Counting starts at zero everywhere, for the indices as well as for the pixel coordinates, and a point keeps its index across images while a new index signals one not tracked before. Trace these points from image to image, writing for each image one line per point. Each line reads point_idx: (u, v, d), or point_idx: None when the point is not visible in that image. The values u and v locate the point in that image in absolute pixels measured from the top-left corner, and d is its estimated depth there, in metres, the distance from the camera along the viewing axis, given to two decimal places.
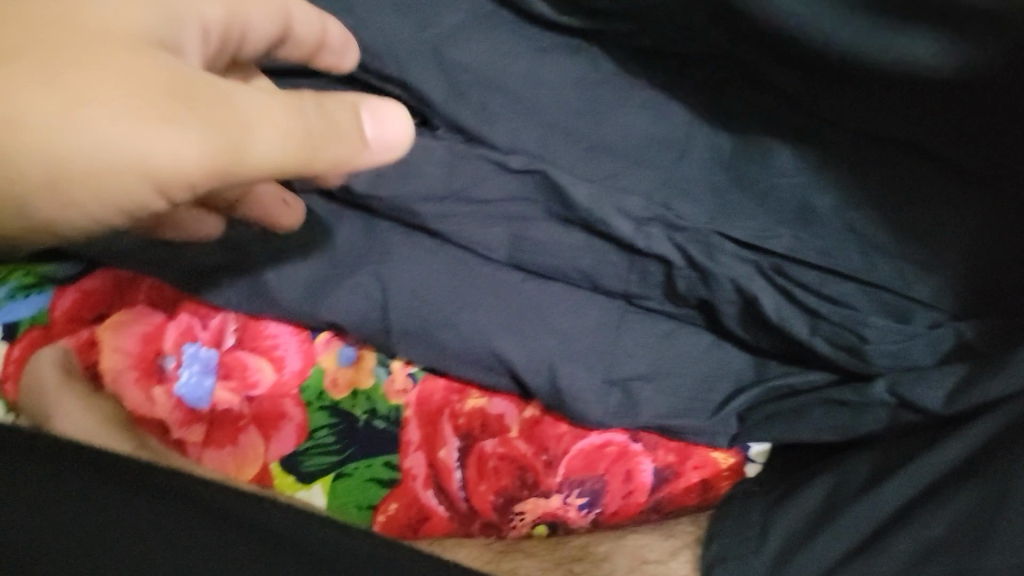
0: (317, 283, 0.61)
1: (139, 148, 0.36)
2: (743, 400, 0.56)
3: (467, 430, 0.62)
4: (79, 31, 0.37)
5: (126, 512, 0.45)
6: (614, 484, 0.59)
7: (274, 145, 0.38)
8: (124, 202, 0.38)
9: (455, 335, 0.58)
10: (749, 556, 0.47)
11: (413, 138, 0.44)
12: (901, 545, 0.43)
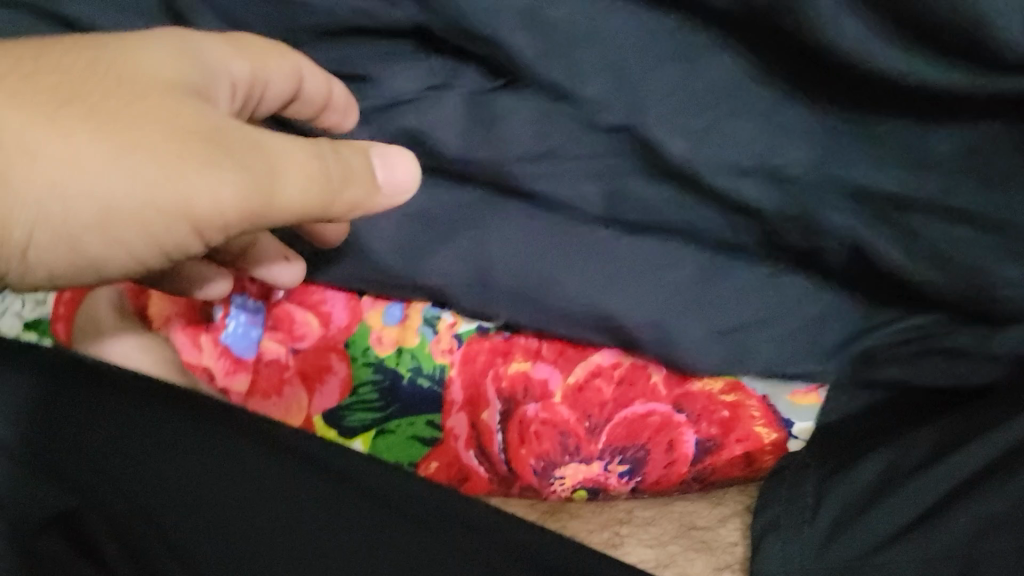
0: (405, 242, 0.60)
1: (184, 194, 0.41)
2: (862, 343, 0.58)
3: (510, 393, 0.61)
4: (129, 79, 0.42)
5: (203, 438, 0.47)
6: (657, 455, 0.59)
7: (297, 191, 0.44)
8: (166, 244, 0.44)
9: (562, 295, 0.58)
10: (802, 526, 0.48)
11: (419, 184, 0.50)
12: (963, 519, 0.44)
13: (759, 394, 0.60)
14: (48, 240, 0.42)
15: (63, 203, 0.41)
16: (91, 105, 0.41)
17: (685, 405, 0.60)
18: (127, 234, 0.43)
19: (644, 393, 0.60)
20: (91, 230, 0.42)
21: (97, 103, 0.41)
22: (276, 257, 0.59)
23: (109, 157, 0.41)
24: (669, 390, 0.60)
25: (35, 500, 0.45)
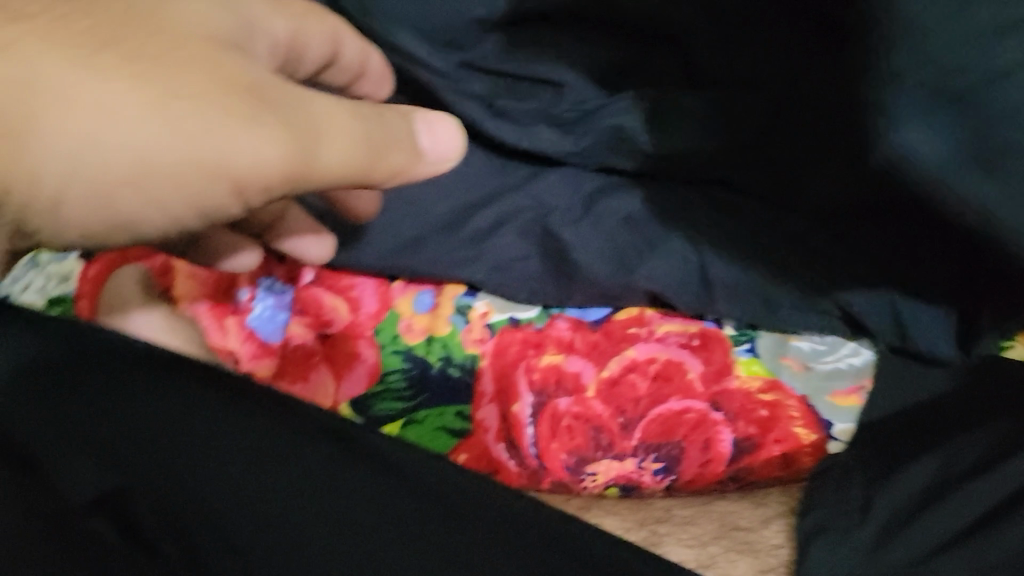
0: (441, 220, 0.62)
1: (224, 149, 0.39)
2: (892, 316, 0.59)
3: (542, 386, 0.60)
4: (161, 28, 0.39)
5: (240, 431, 0.45)
6: (693, 452, 0.58)
7: (339, 156, 0.41)
8: (204, 203, 0.41)
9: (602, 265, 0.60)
10: (848, 529, 0.48)
11: (463, 153, 0.49)
12: (1017, 530, 0.43)
13: (799, 394, 0.59)
14: (77, 208, 0.39)
15: (85, 158, 0.38)
16: (120, 52, 0.38)
17: (722, 403, 0.59)
18: (156, 192, 0.40)
19: (679, 390, 0.59)
20: (118, 189, 0.39)
21: (126, 52, 0.38)
22: (306, 231, 0.58)
23: (142, 109, 0.37)
24: (705, 387, 0.59)
25: (82, 476, 0.43)
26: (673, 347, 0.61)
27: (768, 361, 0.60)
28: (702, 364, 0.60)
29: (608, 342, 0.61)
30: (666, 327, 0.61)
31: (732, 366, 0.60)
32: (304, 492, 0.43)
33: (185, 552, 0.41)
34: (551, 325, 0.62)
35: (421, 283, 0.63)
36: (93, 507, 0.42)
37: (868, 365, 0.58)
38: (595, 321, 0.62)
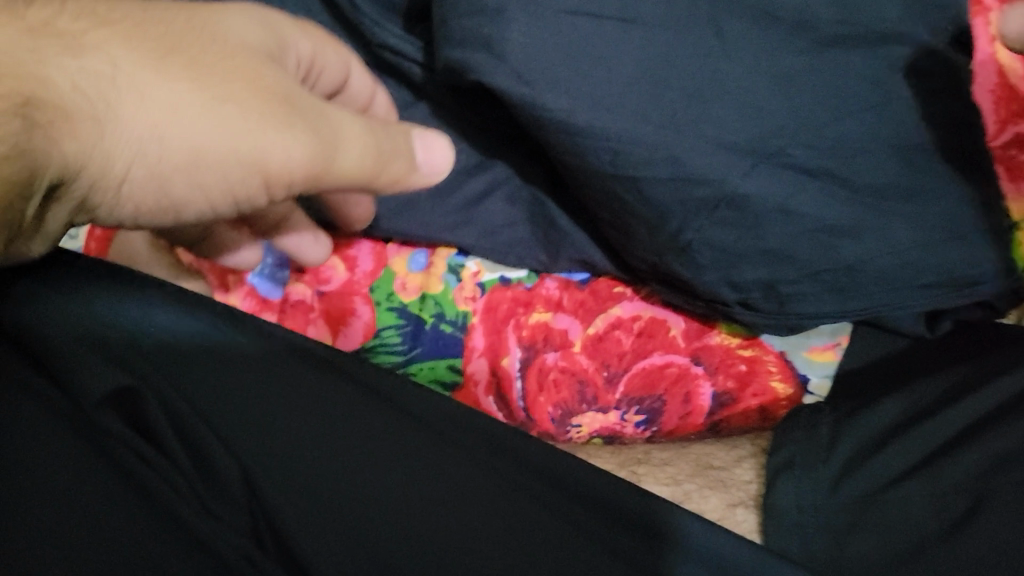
0: (428, 184, 0.63)
1: (256, 149, 0.42)
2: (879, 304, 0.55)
3: (531, 342, 0.63)
4: (221, 44, 0.43)
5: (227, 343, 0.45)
6: (674, 405, 0.60)
7: (356, 161, 0.45)
8: (235, 194, 0.45)
9: (572, 239, 0.62)
10: (816, 467, 0.49)
11: (452, 165, 0.52)
12: (972, 454, 0.46)
13: (776, 350, 0.61)
14: (137, 188, 0.43)
15: (120, 141, 0.40)
16: (185, 56, 0.42)
17: (702, 358, 0.61)
18: (185, 180, 0.43)
19: (662, 347, 0.62)
20: (159, 174, 0.43)
21: (172, 50, 0.42)
22: (304, 232, 0.60)
23: (185, 104, 0.41)
24: (687, 344, 0.62)
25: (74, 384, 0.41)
26: (656, 306, 0.63)
27: None
28: (685, 323, 0.62)
29: (594, 302, 0.64)
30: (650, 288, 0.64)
31: (714, 325, 0.62)
32: (299, 415, 0.43)
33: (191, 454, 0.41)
34: (540, 284, 0.64)
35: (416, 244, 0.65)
36: (106, 402, 0.41)
37: (842, 327, 0.61)
38: (582, 282, 0.65)
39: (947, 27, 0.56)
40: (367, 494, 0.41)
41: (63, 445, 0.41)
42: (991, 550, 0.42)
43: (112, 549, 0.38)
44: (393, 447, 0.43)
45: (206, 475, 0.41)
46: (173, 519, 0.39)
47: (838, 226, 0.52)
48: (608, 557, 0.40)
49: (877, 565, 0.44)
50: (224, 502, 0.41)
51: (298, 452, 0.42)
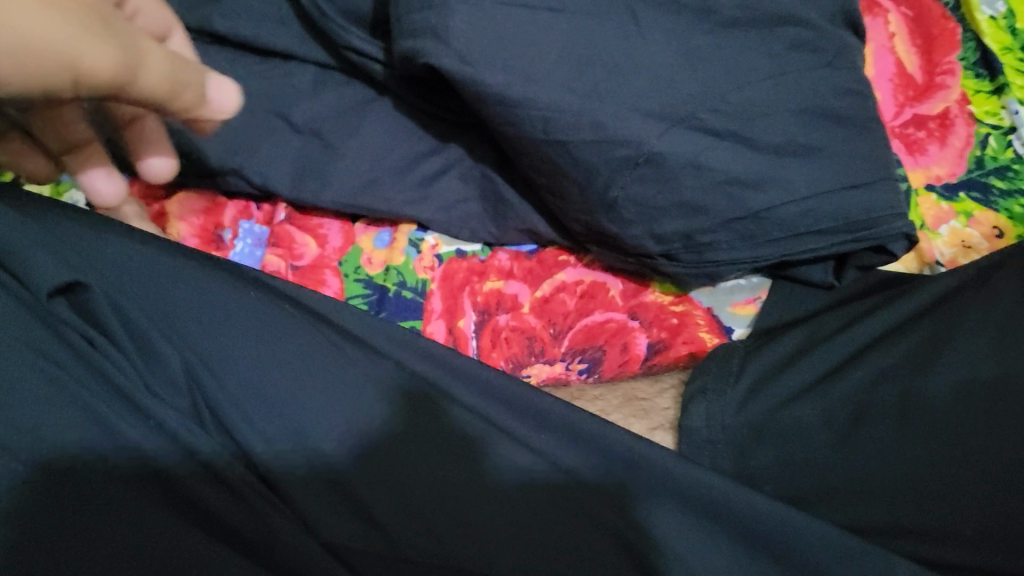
0: (389, 165, 0.70)
1: (78, 49, 0.42)
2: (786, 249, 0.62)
3: (484, 307, 0.69)
4: None
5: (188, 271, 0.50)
6: (613, 353, 0.66)
7: (149, 87, 0.47)
8: (36, 85, 0.42)
9: (519, 209, 0.69)
10: (726, 389, 0.53)
11: (240, 109, 0.56)
12: (860, 372, 0.50)
13: (703, 305, 0.68)
14: None
15: None
16: None
17: (639, 314, 0.68)
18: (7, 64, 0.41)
19: (603, 305, 0.68)
20: None
21: None
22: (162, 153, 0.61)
23: None
24: (625, 302, 0.69)
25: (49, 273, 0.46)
26: (597, 271, 0.70)
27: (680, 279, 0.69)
28: (622, 284, 0.69)
29: (541, 269, 0.71)
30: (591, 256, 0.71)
31: (648, 285, 0.69)
32: (240, 334, 0.48)
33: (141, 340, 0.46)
34: (493, 257, 0.71)
35: (381, 225, 0.72)
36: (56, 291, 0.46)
37: (763, 283, 0.68)
38: (530, 253, 0.72)
39: (834, 12, 0.64)
40: (306, 399, 0.46)
41: (17, 322, 0.45)
42: (875, 451, 0.47)
43: (64, 412, 0.42)
44: (325, 360, 0.47)
45: (147, 358, 0.46)
46: (123, 394, 0.44)
47: (747, 179, 0.60)
48: (525, 453, 0.46)
49: (780, 471, 0.49)
50: (167, 387, 0.46)
51: (240, 363, 0.47)
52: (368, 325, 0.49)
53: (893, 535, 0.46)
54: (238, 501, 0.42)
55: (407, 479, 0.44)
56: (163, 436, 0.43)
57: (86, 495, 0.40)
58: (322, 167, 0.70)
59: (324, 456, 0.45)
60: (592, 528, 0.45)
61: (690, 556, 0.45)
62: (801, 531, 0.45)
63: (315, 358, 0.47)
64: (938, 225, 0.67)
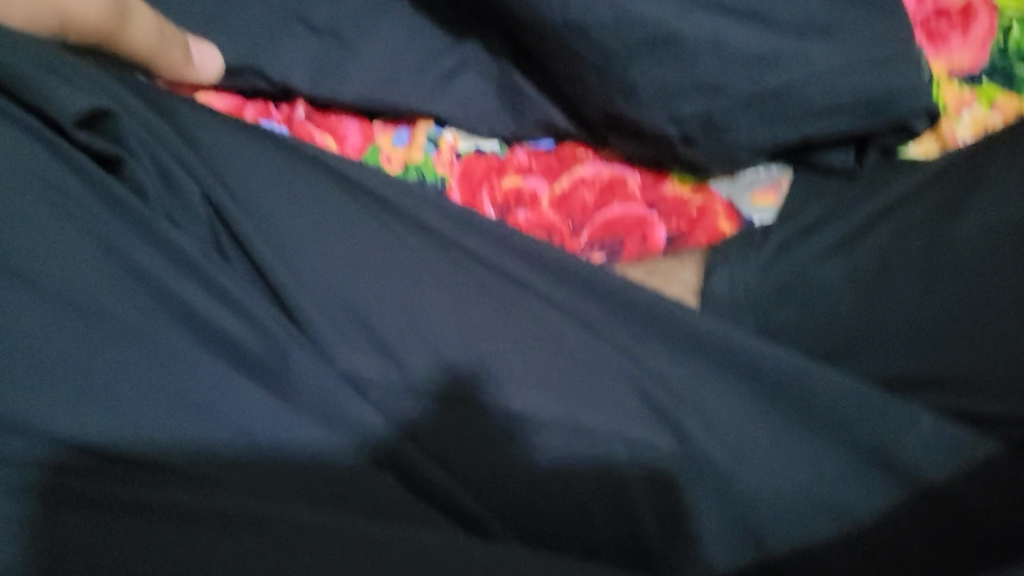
0: (408, 65, 0.71)
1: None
2: (806, 127, 0.62)
3: (504, 204, 0.68)
4: None
5: (204, 122, 0.49)
6: (632, 245, 0.65)
7: (139, 37, 0.62)
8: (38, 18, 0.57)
9: (537, 104, 0.70)
10: (750, 253, 0.53)
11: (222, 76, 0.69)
12: (881, 228, 0.52)
13: (722, 197, 0.68)
14: None
15: None
16: None
17: (658, 205, 0.68)
18: None
19: (622, 198, 0.68)
20: None
21: None
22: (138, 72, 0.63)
23: None
24: (644, 194, 0.68)
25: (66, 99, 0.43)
26: (615, 166, 0.70)
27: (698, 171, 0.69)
28: (640, 177, 0.69)
29: (560, 165, 0.70)
30: (609, 150, 0.71)
31: (666, 176, 0.69)
32: (257, 179, 0.47)
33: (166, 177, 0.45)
34: (512, 155, 0.71)
35: (399, 123, 0.72)
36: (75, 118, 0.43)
37: (784, 172, 0.68)
38: (548, 150, 0.72)
39: None
40: (321, 245, 0.45)
41: (19, 143, 0.41)
42: (898, 301, 0.49)
43: (73, 236, 0.39)
44: (339, 211, 0.47)
45: (172, 193, 0.45)
46: (136, 220, 0.41)
47: (767, 58, 0.60)
48: (543, 305, 0.46)
49: (802, 328, 0.50)
50: (189, 221, 0.45)
51: (257, 210, 0.46)
52: (384, 182, 0.49)
53: (922, 387, 0.46)
54: (262, 333, 0.41)
55: (426, 319, 0.44)
56: (176, 260, 0.41)
57: (103, 318, 0.38)
58: (340, 63, 0.70)
59: (340, 299, 0.44)
60: (611, 374, 0.45)
61: (710, 404, 0.45)
62: (824, 383, 0.45)
63: (328, 209, 0.47)
64: (960, 110, 0.66)
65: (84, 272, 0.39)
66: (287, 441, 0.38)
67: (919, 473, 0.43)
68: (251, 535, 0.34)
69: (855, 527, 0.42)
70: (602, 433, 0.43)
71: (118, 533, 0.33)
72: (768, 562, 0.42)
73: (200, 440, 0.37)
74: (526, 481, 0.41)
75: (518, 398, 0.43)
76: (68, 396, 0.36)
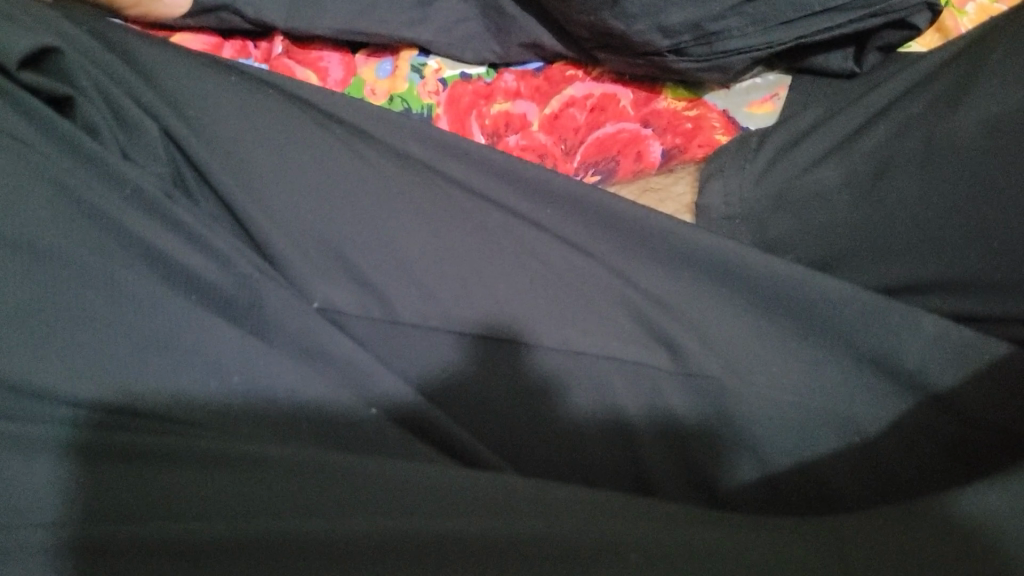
0: None
1: None
2: (801, 30, 0.59)
3: (493, 131, 0.66)
4: None
5: (165, 59, 0.47)
6: (626, 163, 0.63)
7: None
8: None
9: (520, 22, 0.67)
10: (744, 164, 0.52)
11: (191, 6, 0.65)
12: (882, 128, 0.49)
13: (720, 108, 0.65)
14: None
15: None
16: None
17: (651, 121, 0.65)
18: None
19: (614, 116, 0.66)
20: None
21: None
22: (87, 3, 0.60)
23: None
24: (637, 111, 0.66)
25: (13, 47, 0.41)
26: (606, 84, 0.67)
27: (691, 84, 0.66)
28: (632, 94, 0.67)
29: (549, 86, 0.68)
30: (599, 68, 0.68)
31: (660, 91, 0.66)
32: (228, 118, 0.45)
33: (127, 122, 0.43)
34: (498, 79, 0.69)
35: (382, 55, 0.70)
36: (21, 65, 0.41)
37: (782, 80, 0.65)
38: (537, 71, 0.69)
39: None
40: (295, 176, 0.44)
41: None
42: (899, 203, 0.46)
43: (28, 180, 0.38)
44: (313, 141, 0.45)
45: (134, 139, 0.43)
46: (95, 165, 0.40)
47: None
48: (530, 228, 0.45)
49: (798, 236, 0.49)
50: (149, 159, 0.43)
51: (228, 146, 0.44)
52: (358, 110, 0.48)
53: (922, 291, 0.46)
54: (229, 268, 0.39)
55: (406, 248, 0.43)
56: (141, 202, 0.40)
57: (59, 260, 0.36)
58: None
59: (318, 230, 0.43)
60: (602, 293, 0.44)
61: (705, 320, 0.43)
62: (826, 291, 0.43)
63: (304, 139, 0.45)
64: (965, 3, 0.65)
65: (40, 215, 0.37)
66: (261, 378, 0.36)
67: (922, 379, 0.42)
68: (234, 475, 0.32)
69: (860, 438, 0.42)
70: (595, 354, 0.42)
71: (96, 478, 0.32)
72: (769, 477, 0.41)
73: (170, 382, 0.35)
74: (518, 410, 0.41)
75: (507, 323, 0.42)
76: (35, 345, 0.34)
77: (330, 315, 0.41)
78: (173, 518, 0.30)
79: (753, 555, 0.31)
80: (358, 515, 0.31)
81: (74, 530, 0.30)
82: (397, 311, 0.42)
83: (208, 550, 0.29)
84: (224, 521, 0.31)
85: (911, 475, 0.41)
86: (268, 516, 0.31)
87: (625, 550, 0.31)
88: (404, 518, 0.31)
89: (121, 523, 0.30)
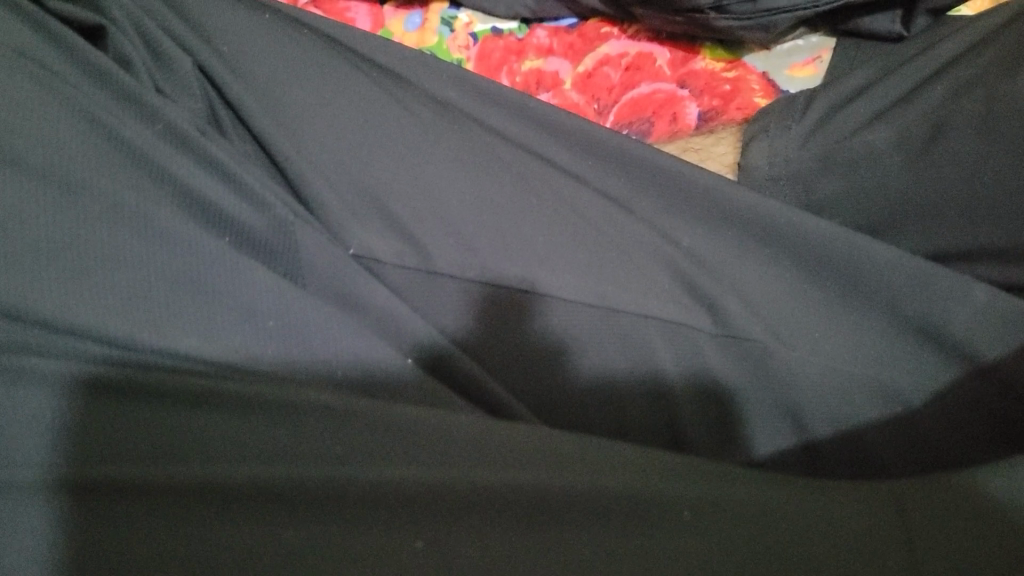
0: None
1: None
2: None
3: (524, 88, 0.64)
4: None
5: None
6: (661, 125, 0.60)
7: None
8: None
9: None
10: (791, 124, 0.52)
11: None
12: (940, 88, 0.48)
13: (759, 71, 0.63)
14: None
15: None
16: None
17: (688, 82, 0.63)
18: None
19: (650, 76, 0.63)
20: None
21: None
22: None
23: None
24: (673, 71, 0.64)
25: None
26: (642, 43, 0.65)
27: (729, 44, 0.64)
28: (669, 53, 0.64)
29: (583, 43, 0.66)
30: (635, 26, 0.66)
31: (698, 51, 0.64)
32: (273, 59, 0.44)
33: (163, 59, 0.43)
34: (531, 35, 0.67)
35: (411, 7, 0.69)
36: None
37: (825, 43, 0.63)
38: (570, 28, 0.68)
39: None
40: (329, 120, 0.43)
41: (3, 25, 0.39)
42: (952, 168, 0.45)
43: (57, 111, 0.37)
44: (352, 88, 0.44)
45: (167, 75, 0.42)
46: (128, 99, 0.39)
47: None
48: (572, 182, 0.44)
49: (846, 198, 0.48)
50: (182, 94, 0.42)
51: (263, 87, 0.43)
52: (399, 58, 0.47)
53: (977, 257, 0.44)
54: (264, 211, 0.38)
55: (443, 197, 0.42)
56: (172, 139, 0.39)
57: (89, 193, 0.35)
58: None
59: (356, 175, 0.41)
60: (643, 252, 0.42)
61: (751, 283, 0.42)
62: (876, 257, 0.41)
63: (341, 83, 0.44)
64: None
65: (70, 145, 0.36)
66: (298, 322, 0.35)
67: (971, 350, 0.40)
68: (269, 421, 0.31)
69: (904, 409, 0.40)
70: (632, 314, 0.40)
71: (126, 418, 0.31)
72: (808, 444, 0.40)
73: (202, 324, 0.34)
74: (555, 368, 0.39)
75: (542, 280, 0.40)
76: (65, 279, 0.33)
77: (365, 264, 0.40)
78: (207, 460, 0.30)
79: (809, 516, 0.30)
80: (398, 463, 0.30)
81: (107, 467, 0.29)
82: (433, 261, 0.40)
83: (242, 499, 0.29)
84: (260, 467, 0.30)
85: (949, 444, 0.40)
86: (302, 464, 0.30)
87: (678, 510, 0.30)
88: (447, 470, 0.30)
89: (153, 466, 0.30)
